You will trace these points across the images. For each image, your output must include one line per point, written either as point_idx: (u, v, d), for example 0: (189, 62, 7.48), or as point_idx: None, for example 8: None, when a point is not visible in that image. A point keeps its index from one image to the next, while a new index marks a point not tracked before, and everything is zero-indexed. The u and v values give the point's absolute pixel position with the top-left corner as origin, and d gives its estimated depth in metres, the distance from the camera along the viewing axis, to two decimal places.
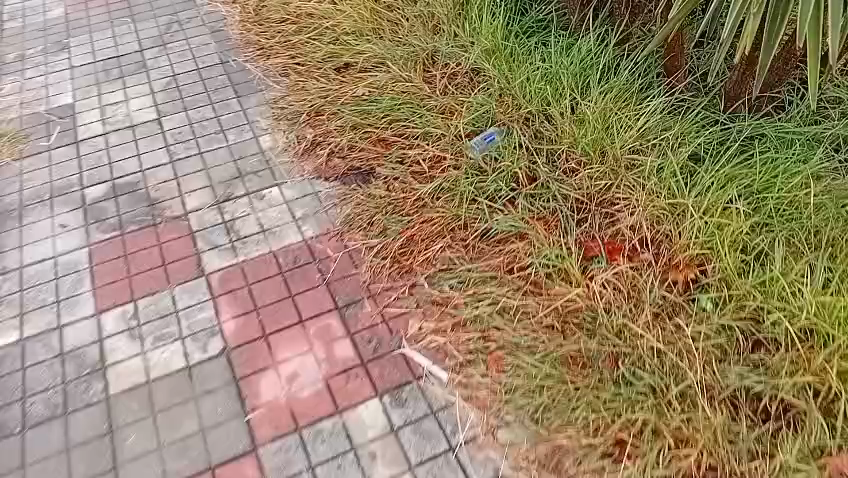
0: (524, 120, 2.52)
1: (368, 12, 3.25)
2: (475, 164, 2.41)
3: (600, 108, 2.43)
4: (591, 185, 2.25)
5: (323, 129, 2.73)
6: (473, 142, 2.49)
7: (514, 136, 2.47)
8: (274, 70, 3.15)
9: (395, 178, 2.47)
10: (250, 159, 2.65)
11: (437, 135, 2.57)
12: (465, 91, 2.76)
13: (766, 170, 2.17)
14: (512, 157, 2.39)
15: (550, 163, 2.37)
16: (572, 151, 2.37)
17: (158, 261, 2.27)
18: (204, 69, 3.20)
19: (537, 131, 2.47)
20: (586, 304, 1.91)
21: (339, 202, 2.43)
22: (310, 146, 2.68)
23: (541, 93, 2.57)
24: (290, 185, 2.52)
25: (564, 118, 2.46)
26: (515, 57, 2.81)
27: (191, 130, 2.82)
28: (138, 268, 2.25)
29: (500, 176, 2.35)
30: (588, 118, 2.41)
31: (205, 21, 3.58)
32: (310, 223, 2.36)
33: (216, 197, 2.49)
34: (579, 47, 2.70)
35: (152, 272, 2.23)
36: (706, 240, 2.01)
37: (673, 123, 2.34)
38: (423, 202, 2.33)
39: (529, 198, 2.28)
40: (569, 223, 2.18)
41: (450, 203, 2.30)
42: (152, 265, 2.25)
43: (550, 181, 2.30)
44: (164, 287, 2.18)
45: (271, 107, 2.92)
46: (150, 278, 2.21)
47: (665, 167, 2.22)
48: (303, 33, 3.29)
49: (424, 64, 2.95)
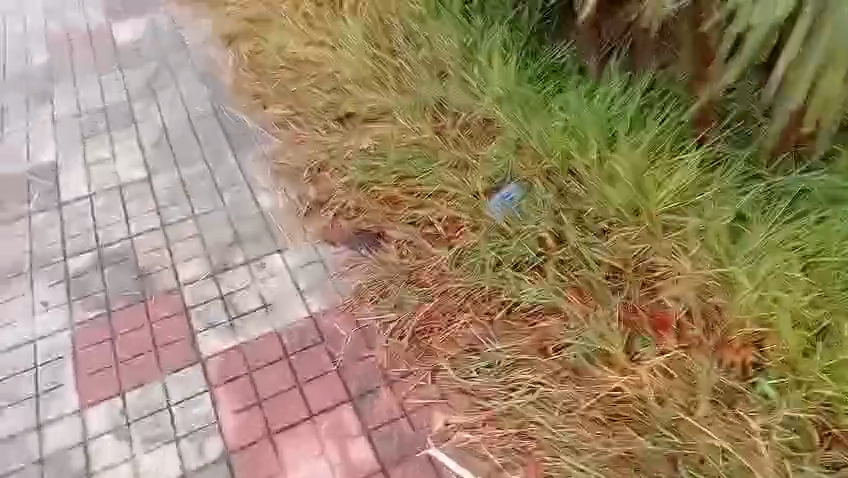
0: (545, 175, 2.34)
1: (369, 56, 3.06)
2: (494, 227, 2.21)
3: (631, 162, 2.22)
4: (625, 250, 2.05)
5: (328, 188, 2.54)
6: (493, 203, 2.29)
7: (537, 193, 2.27)
8: (272, 123, 2.96)
9: (408, 242, 2.26)
10: (248, 223, 2.43)
11: (451, 194, 2.37)
12: (478, 143, 2.57)
13: (813, 232, 1.99)
14: (536, 218, 2.19)
15: (578, 224, 2.19)
16: (601, 211, 2.17)
17: (150, 346, 2.02)
18: (196, 121, 3.00)
19: (562, 187, 2.29)
20: (635, 394, 1.73)
21: (348, 269, 2.21)
22: (314, 207, 2.48)
23: (564, 143, 2.35)
24: (293, 250, 2.31)
25: (591, 173, 2.25)
26: (532, 103, 2.59)
27: (183, 189, 2.61)
28: (129, 355, 2.01)
29: (524, 240, 2.13)
30: (617, 172, 2.22)
31: (195, 66, 3.38)
32: (315, 294, 2.14)
33: (211, 265, 2.26)
34: (601, 93, 2.52)
35: (143, 358, 1.99)
36: (763, 314, 1.82)
37: (712, 180, 2.17)
38: (442, 270, 2.12)
39: (559, 265, 2.08)
40: (605, 293, 1.98)
41: (471, 270, 2.10)
42: (144, 351, 2.01)
43: (579, 244, 2.09)
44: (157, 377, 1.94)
45: (269, 162, 2.72)
46: (142, 367, 1.97)
47: (707, 228, 2.02)
48: (301, 81, 3.09)
49: (433, 112, 2.74)
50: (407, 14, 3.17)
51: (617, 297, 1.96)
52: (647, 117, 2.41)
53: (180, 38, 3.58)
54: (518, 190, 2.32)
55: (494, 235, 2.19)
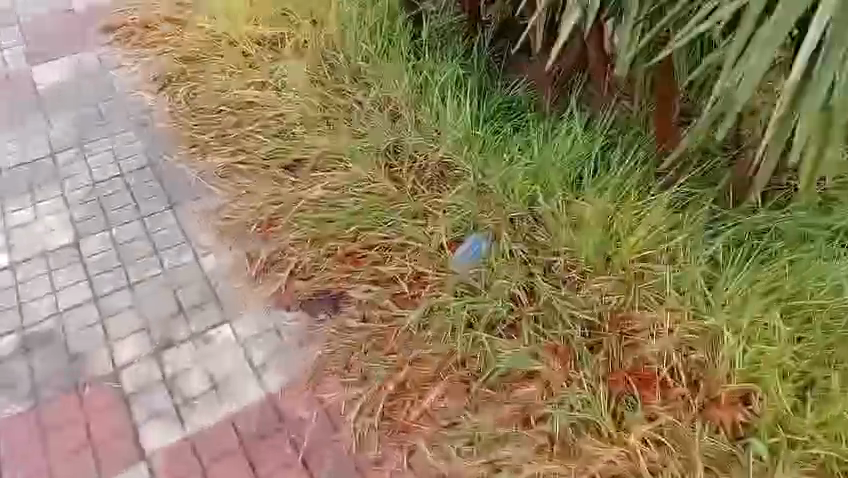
0: (511, 223, 2.22)
1: (317, 99, 2.92)
2: (461, 280, 2.08)
3: (600, 208, 2.14)
4: (601, 303, 1.95)
5: (281, 242, 2.35)
6: (459, 255, 2.15)
7: (504, 245, 2.15)
8: (213, 171, 2.76)
9: (370, 304, 2.10)
10: (190, 289, 2.24)
11: (414, 247, 2.23)
12: (435, 188, 2.45)
13: (785, 274, 1.92)
14: (505, 272, 2.07)
15: (549, 274, 2.06)
16: (571, 261, 2.07)
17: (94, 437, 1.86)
18: (130, 174, 2.78)
19: (529, 236, 2.17)
20: (626, 468, 1.63)
21: (304, 338, 2.03)
22: (265, 266, 2.28)
23: (528, 191, 2.27)
24: (242, 320, 2.12)
25: (558, 224, 2.15)
26: (489, 146, 2.52)
27: (117, 255, 2.40)
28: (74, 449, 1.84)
29: (495, 296, 2.01)
30: (583, 219, 2.14)
31: (127, 112, 3.15)
32: (271, 369, 1.97)
33: (152, 343, 2.08)
34: (560, 132, 2.43)
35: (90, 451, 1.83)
36: (749, 370, 1.74)
37: (682, 221, 2.09)
38: (410, 335, 1.96)
39: (534, 322, 1.94)
40: (585, 353, 1.85)
41: (441, 334, 1.94)
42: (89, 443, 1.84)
43: (553, 300, 1.97)
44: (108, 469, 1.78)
45: (212, 218, 2.53)
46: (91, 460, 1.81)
47: (685, 277, 1.94)
48: (245, 126, 2.92)
49: (387, 156, 2.62)
50: (355, 55, 3.06)
51: (598, 357, 1.84)
52: (609, 158, 2.31)
53: (109, 81, 3.34)
54: (485, 241, 2.19)
55: (464, 293, 2.05)
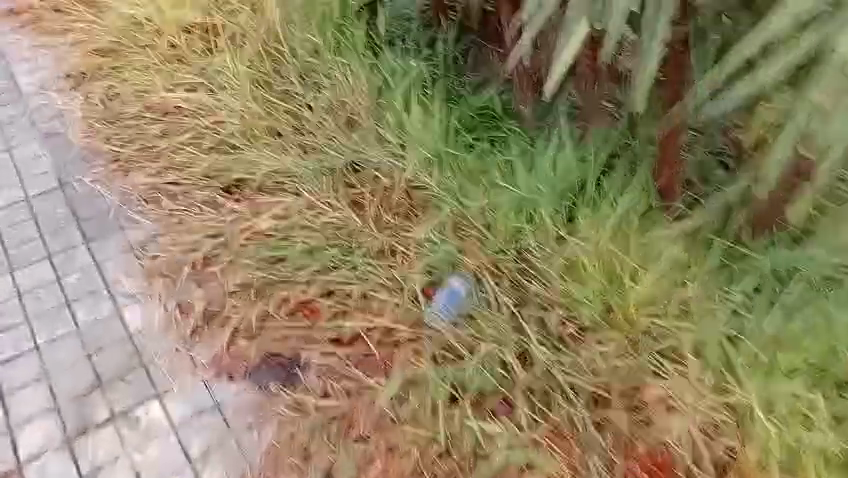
0: (495, 266, 1.92)
1: (257, 104, 2.49)
2: (440, 342, 1.78)
3: (597, 248, 1.85)
4: (606, 369, 1.70)
5: (221, 289, 1.97)
6: (435, 308, 1.84)
7: (489, 296, 1.86)
8: (137, 193, 2.34)
9: (333, 375, 1.76)
10: (111, 354, 1.84)
11: (381, 298, 1.89)
12: (406, 217, 2.12)
13: (817, 332, 1.64)
14: (493, 331, 1.78)
15: (543, 331, 1.78)
16: (568, 316, 1.79)
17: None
18: (36, 198, 2.33)
19: (519, 284, 1.88)
20: None
21: (256, 419, 1.69)
22: (202, 322, 1.91)
23: (513, 224, 1.97)
24: (176, 396, 1.74)
25: (552, 270, 1.86)
26: (463, 164, 2.17)
27: (20, 305, 1.98)
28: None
29: (482, 362, 1.72)
30: (579, 261, 1.85)
31: (33, 117, 2.66)
32: (215, 464, 1.61)
33: (65, 429, 1.68)
34: (544, 150, 2.11)
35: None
36: (785, 458, 1.51)
37: (692, 262, 1.82)
38: (384, 416, 1.65)
39: (528, 395, 1.68)
40: (593, 435, 1.60)
41: (419, 415, 1.64)
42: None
43: (553, 368, 1.71)
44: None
45: (138, 256, 2.11)
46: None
47: (702, 338, 1.70)
48: (174, 137, 2.48)
49: (345, 175, 2.26)
50: (303, 49, 2.63)
51: (607, 440, 1.60)
52: (602, 185, 2.00)
53: (11, 78, 2.82)
54: (462, 289, 1.86)
55: (445, 359, 1.75)
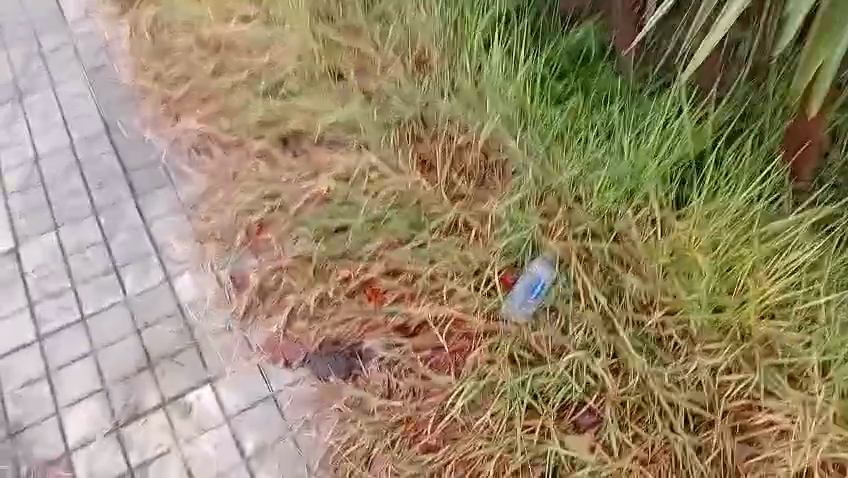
0: (584, 250, 1.68)
1: (316, 41, 2.18)
2: (520, 340, 1.58)
3: (711, 237, 1.61)
4: (713, 385, 1.49)
5: (277, 260, 1.79)
6: (514, 301, 1.63)
7: (576, 287, 1.64)
8: (187, 142, 2.13)
9: (398, 370, 1.59)
10: (160, 330, 1.72)
11: (453, 281, 1.68)
12: (482, 185, 1.89)
13: None
14: (580, 332, 1.57)
15: (640, 336, 1.56)
16: (670, 317, 1.57)
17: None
18: (82, 144, 2.16)
19: (614, 274, 1.63)
20: None
21: (314, 415, 1.55)
22: (256, 298, 1.74)
23: (609, 202, 1.70)
24: (228, 384, 1.61)
25: (657, 262, 1.61)
26: (554, 121, 1.87)
27: (67, 269, 1.85)
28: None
29: (568, 368, 1.52)
30: (686, 254, 1.60)
31: (78, 47, 2.44)
32: (270, 464, 1.50)
33: (114, 414, 1.58)
34: (653, 111, 1.79)
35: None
36: None
37: (823, 262, 1.57)
38: (455, 423, 1.49)
39: (619, 409, 1.48)
40: (694, 463, 1.42)
41: (493, 429, 1.47)
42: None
43: (651, 379, 1.50)
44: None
45: (189, 217, 1.95)
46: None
47: (834, 356, 1.47)
48: (226, 76, 2.22)
49: (414, 129, 2.00)
50: None
51: (708, 469, 1.42)
52: (718, 161, 1.70)
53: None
54: (545, 280, 1.65)
55: (524, 361, 1.56)
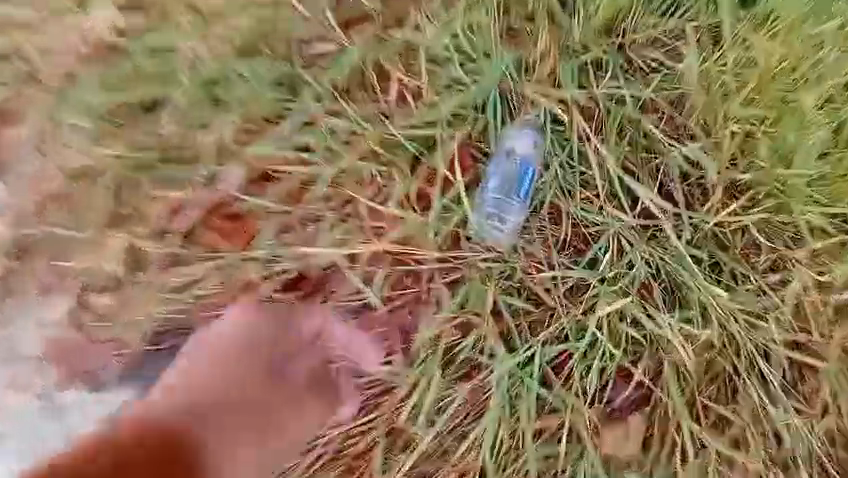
0: (593, 104, 0.95)
1: None
2: (509, 283, 0.92)
3: (805, 56, 0.92)
4: (822, 309, 0.91)
5: (31, 187, 0.94)
6: (490, 213, 0.92)
7: (587, 172, 0.94)
8: None
9: (304, 368, 0.94)
10: None
11: (376, 187, 0.95)
12: None
13: None
14: (605, 253, 0.92)
15: (699, 241, 0.93)
16: (741, 207, 0.93)
17: (238, 361, 0.92)
18: None
19: (648, 142, 0.95)
20: None
21: None
22: (13, 267, 0.93)
23: (628, 9, 0.95)
24: None
25: (721, 111, 0.93)
26: None
27: None
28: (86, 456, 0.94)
29: (596, 321, 0.89)
30: (774, 91, 0.92)
31: None
32: None
33: None
34: None
35: (258, 434, 0.89)
36: None
37: None
38: (424, 452, 0.90)
39: (682, 371, 0.89)
40: (802, 441, 0.88)
41: (489, 457, 0.88)
42: (242, 389, 0.91)
43: (736, 314, 0.89)
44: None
45: None
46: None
47: None
48: None
49: None
50: None
51: (820, 446, 0.88)
52: None
53: None
54: (533, 166, 0.93)
55: (519, 316, 0.91)
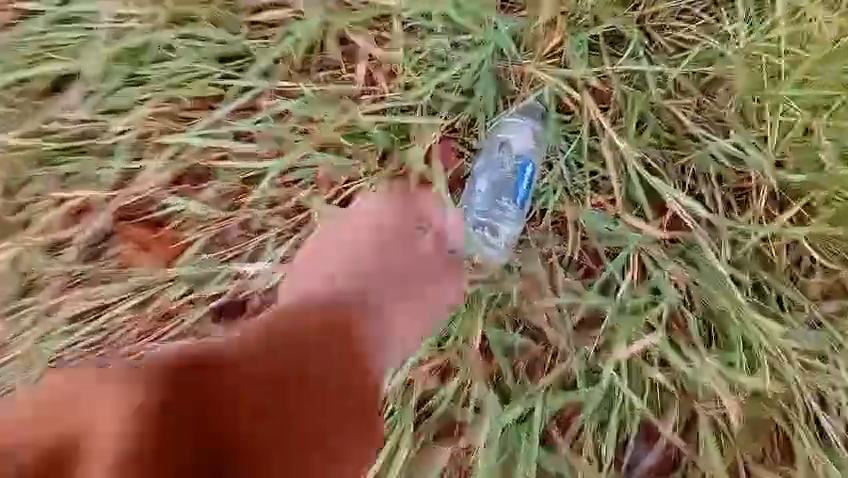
0: (607, 86, 0.75)
1: None
2: (503, 314, 0.72)
3: None
4: None
5: None
6: (479, 222, 0.73)
7: (601, 171, 0.74)
8: None
9: None
10: None
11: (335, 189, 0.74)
12: None
13: None
14: (627, 275, 0.72)
15: (743, 262, 0.73)
16: (790, 219, 0.74)
17: (387, 245, 0.73)
18: None
19: (675, 138, 0.75)
20: None
21: None
22: None
23: None
24: None
25: (770, 97, 0.73)
26: None
27: None
28: (104, 424, 0.60)
29: (616, 363, 0.69)
30: (836, 68, 0.72)
31: None
32: None
33: None
34: None
35: (405, 300, 0.71)
36: None
37: None
38: None
39: (720, 426, 0.70)
40: None
41: None
42: (386, 258, 0.72)
43: (790, 354, 0.70)
44: (364, 451, 0.68)
45: None
46: (214, 386, 0.63)
47: None
48: None
49: None
50: None
51: None
52: None
53: None
54: (533, 163, 0.74)
55: (513, 355, 0.72)
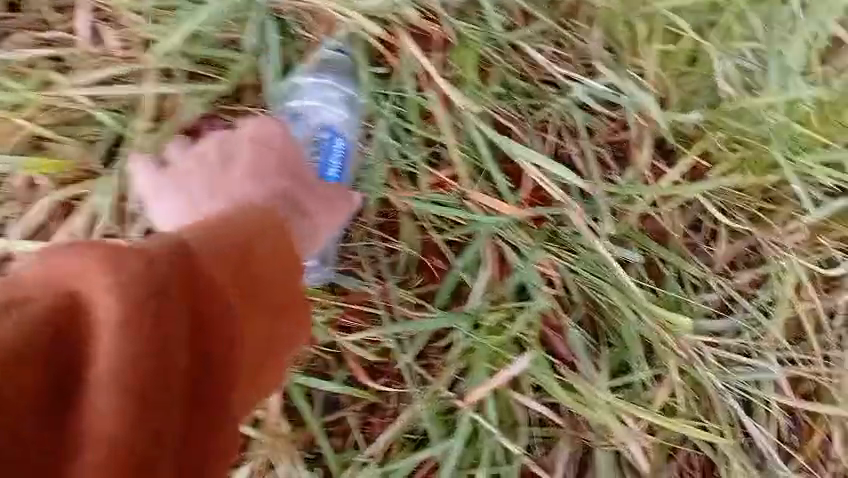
0: (436, 24, 0.55)
1: None
2: (324, 351, 0.53)
3: None
4: (820, 321, 0.56)
5: None
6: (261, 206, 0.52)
7: (438, 139, 0.55)
8: None
9: None
10: None
11: (43, 204, 0.52)
12: None
13: None
14: (483, 277, 0.53)
15: (635, 236, 0.55)
16: (684, 175, 0.56)
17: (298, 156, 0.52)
18: None
19: (528, 85, 0.56)
20: None
21: None
22: None
23: None
24: None
25: (645, 17, 0.55)
26: None
27: None
28: (98, 259, 0.26)
29: (478, 400, 0.51)
30: None
31: None
32: None
33: None
34: None
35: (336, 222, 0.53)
36: None
37: None
38: None
39: (625, 460, 0.53)
40: None
41: None
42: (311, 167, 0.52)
43: (701, 351, 0.54)
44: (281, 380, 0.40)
45: None
46: (199, 296, 0.30)
47: None
48: None
49: None
50: None
51: None
52: None
53: None
54: (343, 137, 0.54)
55: (342, 406, 0.53)
